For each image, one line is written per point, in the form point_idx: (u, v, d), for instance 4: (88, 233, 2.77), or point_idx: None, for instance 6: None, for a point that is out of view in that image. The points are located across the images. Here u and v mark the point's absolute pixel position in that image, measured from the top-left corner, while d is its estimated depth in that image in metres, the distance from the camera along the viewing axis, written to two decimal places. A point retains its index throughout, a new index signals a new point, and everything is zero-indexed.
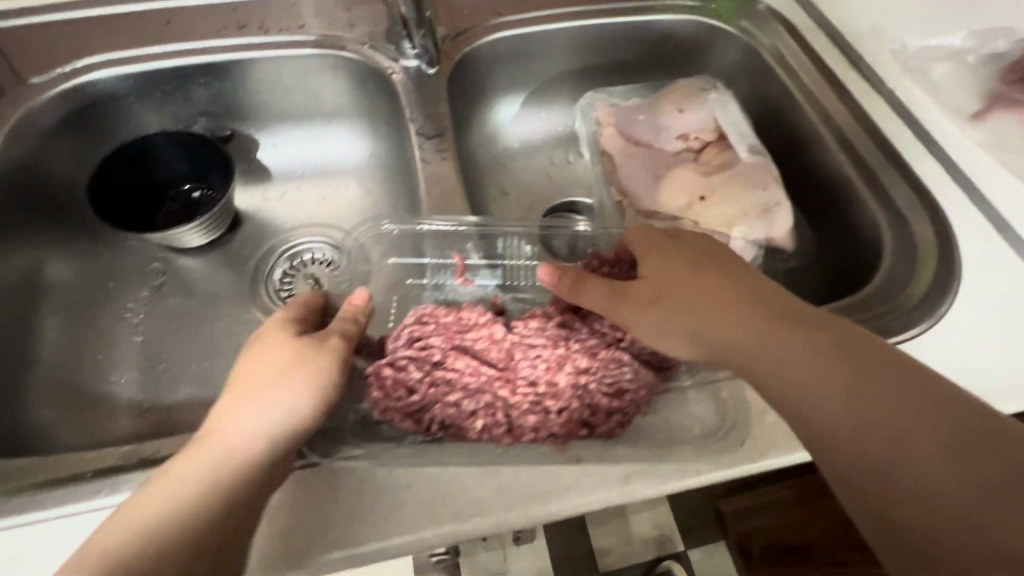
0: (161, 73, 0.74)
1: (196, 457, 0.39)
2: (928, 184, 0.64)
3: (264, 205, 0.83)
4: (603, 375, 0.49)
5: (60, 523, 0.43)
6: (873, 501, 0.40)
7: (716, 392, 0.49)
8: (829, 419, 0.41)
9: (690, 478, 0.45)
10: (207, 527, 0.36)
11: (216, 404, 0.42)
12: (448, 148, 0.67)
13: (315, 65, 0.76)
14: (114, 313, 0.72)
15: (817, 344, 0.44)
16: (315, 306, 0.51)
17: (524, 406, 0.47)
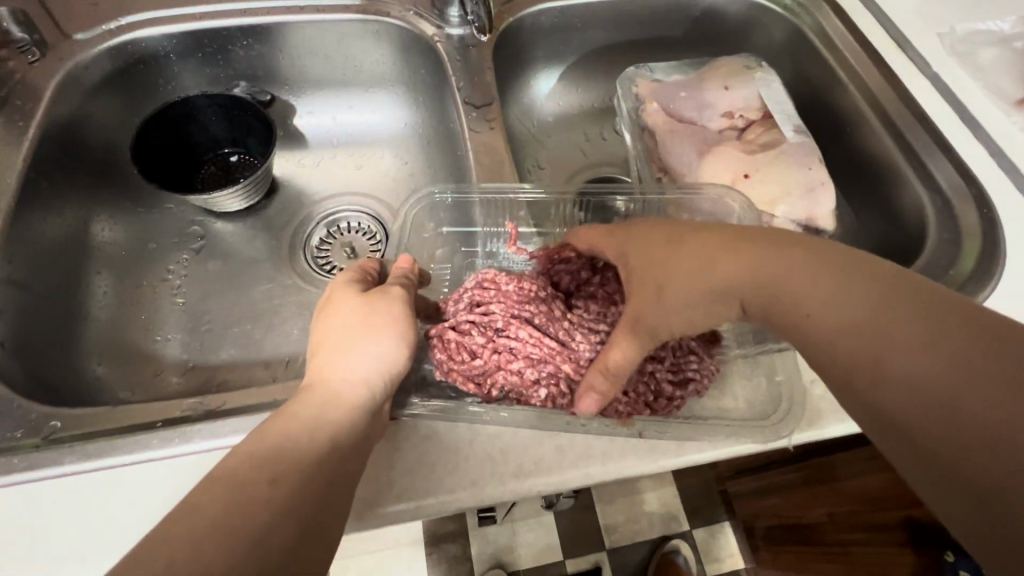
0: (203, 33, 0.73)
1: (299, 406, 0.40)
2: (975, 168, 0.64)
3: (301, 171, 0.83)
4: (671, 363, 0.49)
5: (125, 471, 0.43)
6: (873, 413, 0.39)
7: (769, 372, 0.51)
8: (839, 359, 0.41)
9: (743, 443, 0.47)
10: (318, 472, 0.37)
11: (312, 364, 0.44)
12: (496, 118, 0.67)
13: (356, 29, 0.75)
14: (156, 274, 0.73)
15: (838, 291, 0.42)
16: (373, 270, 0.52)
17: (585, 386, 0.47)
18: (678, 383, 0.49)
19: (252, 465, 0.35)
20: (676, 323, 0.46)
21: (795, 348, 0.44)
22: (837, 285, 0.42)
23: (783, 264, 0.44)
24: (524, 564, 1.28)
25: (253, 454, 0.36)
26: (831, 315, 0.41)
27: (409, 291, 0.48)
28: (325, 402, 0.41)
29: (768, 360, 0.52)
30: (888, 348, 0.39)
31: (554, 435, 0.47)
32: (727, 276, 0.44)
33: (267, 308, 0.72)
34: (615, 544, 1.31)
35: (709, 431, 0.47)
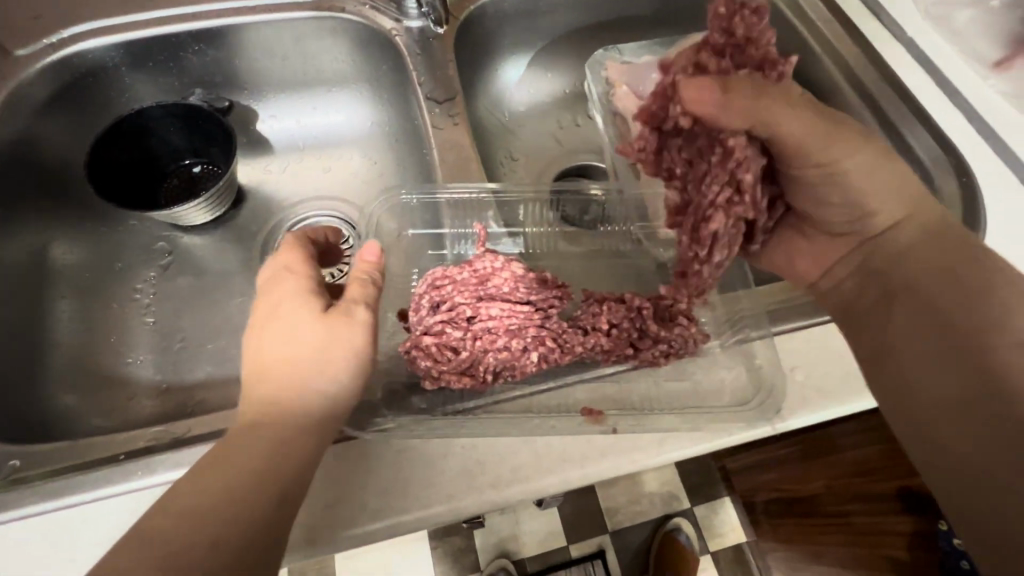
0: (151, 42, 0.70)
1: (244, 445, 0.40)
2: (951, 136, 0.63)
3: (267, 178, 0.81)
4: (733, 214, 0.43)
5: (93, 506, 0.42)
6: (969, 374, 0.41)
7: (747, 359, 0.50)
8: (949, 318, 0.43)
9: (722, 439, 0.46)
10: (263, 510, 0.38)
11: (255, 390, 0.43)
12: (460, 113, 0.65)
13: (313, 27, 0.72)
14: (123, 294, 0.71)
15: (963, 286, 0.44)
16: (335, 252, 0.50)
17: (697, 133, 0.43)
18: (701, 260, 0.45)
19: (199, 508, 0.36)
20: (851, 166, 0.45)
21: (904, 285, 0.47)
22: (964, 282, 0.44)
23: (918, 237, 0.47)
24: (529, 552, 1.28)
25: (193, 497, 0.37)
26: (956, 301, 0.43)
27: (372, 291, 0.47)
28: (273, 433, 0.40)
29: (745, 348, 0.50)
30: (1004, 346, 0.41)
31: (531, 441, 0.45)
32: (878, 197, 0.47)
33: (241, 324, 0.70)
34: (617, 526, 1.32)
35: (688, 429, 0.46)
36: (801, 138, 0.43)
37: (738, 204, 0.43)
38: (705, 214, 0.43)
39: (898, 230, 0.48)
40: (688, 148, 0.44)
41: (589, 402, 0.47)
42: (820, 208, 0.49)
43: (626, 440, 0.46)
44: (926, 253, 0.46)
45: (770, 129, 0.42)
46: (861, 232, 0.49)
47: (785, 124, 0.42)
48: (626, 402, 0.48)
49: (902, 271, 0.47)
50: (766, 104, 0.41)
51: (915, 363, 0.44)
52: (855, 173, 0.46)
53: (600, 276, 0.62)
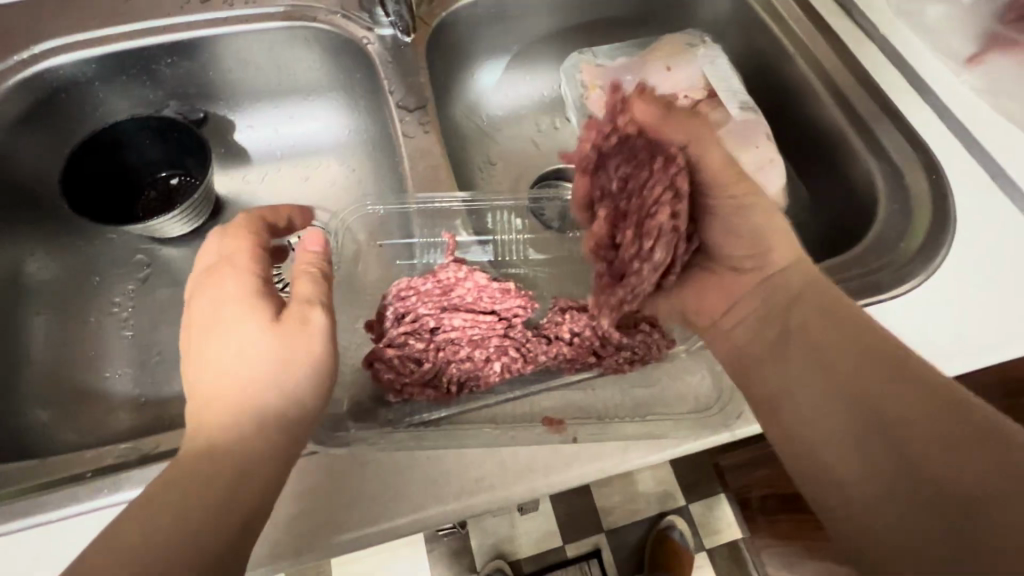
0: (122, 55, 0.70)
1: (201, 472, 0.39)
2: (921, 133, 0.63)
3: (245, 188, 0.81)
4: (673, 213, 0.47)
5: (61, 526, 0.43)
6: (852, 425, 0.41)
7: (710, 364, 0.53)
8: (832, 368, 0.43)
9: (685, 445, 0.47)
10: (222, 538, 0.38)
11: (207, 410, 0.42)
12: (431, 121, 0.65)
13: (285, 38, 0.72)
14: (100, 308, 0.71)
15: (850, 330, 0.44)
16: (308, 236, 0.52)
17: (639, 146, 0.47)
18: (642, 258, 0.48)
19: (171, 521, 0.37)
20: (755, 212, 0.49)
21: (792, 334, 0.47)
22: (853, 327, 0.44)
23: (804, 280, 0.48)
24: (525, 553, 1.29)
25: (154, 524, 0.37)
26: (837, 351, 0.44)
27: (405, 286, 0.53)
28: (231, 460, 0.40)
29: (709, 353, 0.53)
30: (881, 395, 0.41)
31: (497, 451, 0.46)
32: (765, 236, 0.50)
33: None
34: (612, 525, 1.32)
35: (651, 435, 0.47)
36: (720, 165, 0.48)
37: (677, 207, 0.47)
38: (649, 212, 0.47)
39: (785, 274, 0.49)
40: (627, 164, 0.47)
41: (550, 412, 0.49)
42: (723, 238, 0.52)
43: (589, 448, 0.46)
44: (817, 294, 0.47)
45: (700, 146, 0.47)
46: (758, 270, 0.51)
47: (710, 147, 0.47)
48: (588, 410, 0.50)
49: (796, 314, 0.47)
50: (696, 126, 0.47)
51: (805, 410, 0.44)
52: (761, 212, 0.50)
53: (576, 281, 0.62)
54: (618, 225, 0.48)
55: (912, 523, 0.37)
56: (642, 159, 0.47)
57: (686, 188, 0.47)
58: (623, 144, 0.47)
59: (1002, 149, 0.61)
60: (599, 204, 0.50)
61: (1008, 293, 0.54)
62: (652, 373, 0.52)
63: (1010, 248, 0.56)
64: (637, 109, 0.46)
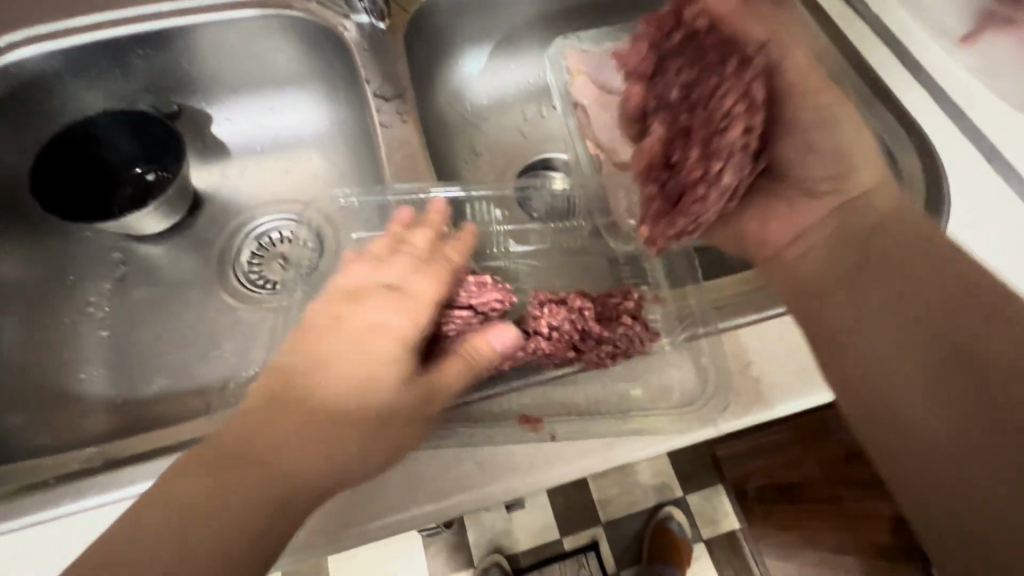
0: (91, 47, 0.68)
1: (246, 482, 0.40)
2: (914, 114, 0.61)
3: (224, 183, 0.79)
4: (745, 124, 0.46)
5: (55, 525, 0.45)
6: (932, 369, 0.41)
7: (694, 354, 0.51)
8: (915, 309, 0.42)
9: (663, 441, 0.48)
10: (250, 547, 0.39)
11: (270, 428, 0.42)
12: (409, 110, 0.64)
13: (260, 26, 0.70)
14: (76, 309, 0.69)
15: (931, 268, 0.43)
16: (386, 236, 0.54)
17: (707, 46, 0.47)
18: (709, 180, 0.48)
19: (200, 507, 0.39)
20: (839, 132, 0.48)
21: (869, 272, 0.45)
22: (935, 266, 0.43)
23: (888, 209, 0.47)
24: (524, 546, 1.28)
25: (187, 521, 0.38)
26: (921, 291, 0.42)
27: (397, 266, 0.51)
28: (279, 477, 0.41)
29: (695, 344, 0.51)
30: (969, 340, 0.40)
31: (474, 450, 0.47)
32: (851, 149, 0.48)
33: (197, 336, 0.69)
34: (610, 517, 1.31)
35: (628, 432, 0.47)
36: (801, 69, 0.47)
37: (751, 120, 0.46)
38: (725, 121, 0.46)
39: (868, 198, 0.48)
40: (691, 68, 0.47)
41: (527, 408, 0.49)
42: (800, 157, 0.49)
43: (564, 447, 0.47)
44: (901, 226, 0.46)
45: (780, 47, 0.47)
46: (837, 193, 0.49)
47: (791, 49, 0.47)
48: (568, 407, 0.49)
49: (871, 250, 0.46)
50: (777, 25, 0.48)
51: (879, 351, 0.43)
52: (844, 131, 0.48)
53: (560, 273, 0.62)
54: (678, 137, 0.47)
55: (989, 469, 0.38)
56: (711, 63, 0.47)
57: (760, 98, 0.46)
58: (689, 48, 0.47)
59: (995, 130, 0.60)
60: (653, 116, 0.49)
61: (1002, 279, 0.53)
62: (635, 367, 0.51)
63: (1003, 232, 0.55)
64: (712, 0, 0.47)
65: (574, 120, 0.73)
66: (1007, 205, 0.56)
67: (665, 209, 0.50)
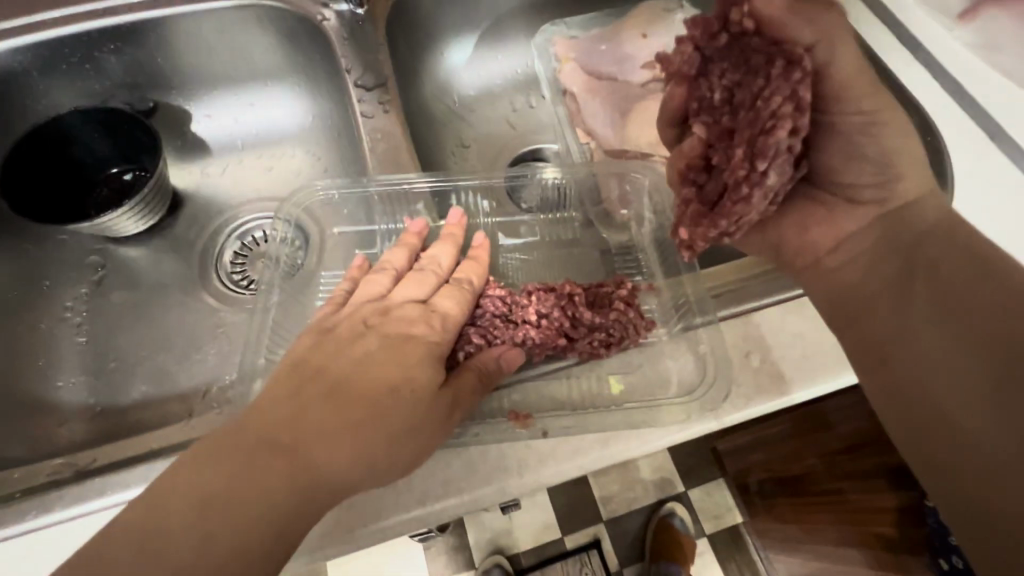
0: (61, 42, 0.65)
1: (260, 465, 0.37)
2: (913, 91, 0.59)
3: (206, 181, 0.76)
4: (791, 128, 0.38)
5: (23, 541, 0.42)
6: (979, 373, 0.37)
7: (692, 343, 0.49)
8: (963, 307, 0.39)
9: (663, 437, 0.45)
10: (242, 535, 0.35)
11: (297, 415, 0.40)
12: (391, 100, 0.62)
13: (236, 18, 0.68)
14: (52, 315, 0.67)
15: (983, 268, 0.40)
16: (404, 246, 0.55)
17: (754, 46, 0.39)
18: (752, 188, 0.40)
19: (218, 502, 0.36)
20: (889, 142, 0.44)
21: (914, 273, 0.42)
22: (993, 270, 0.39)
23: (937, 214, 0.44)
24: (524, 546, 1.26)
25: (193, 488, 0.36)
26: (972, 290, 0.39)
27: (414, 281, 0.52)
28: (298, 469, 0.38)
29: (692, 334, 0.49)
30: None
31: (464, 451, 0.45)
32: (899, 157, 0.44)
33: (179, 338, 0.67)
34: (612, 514, 1.30)
35: (627, 427, 0.45)
36: (853, 71, 0.40)
37: (798, 122, 0.38)
38: (768, 128, 0.38)
39: (917, 206, 0.44)
40: (733, 69, 0.40)
41: (517, 405, 0.47)
42: (844, 162, 0.45)
43: (558, 445, 0.45)
44: (949, 232, 0.42)
45: (832, 47, 0.39)
46: (882, 202, 0.46)
47: (843, 50, 0.40)
48: (563, 402, 0.47)
49: (919, 254, 0.42)
50: (829, 19, 0.39)
51: (920, 348, 0.40)
52: (893, 139, 0.44)
53: (552, 265, 0.60)
54: (721, 140, 0.41)
55: None
56: (756, 64, 0.39)
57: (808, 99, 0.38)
58: (732, 44, 0.40)
59: (996, 106, 0.58)
60: (693, 116, 0.42)
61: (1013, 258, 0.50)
62: (630, 359, 0.49)
63: (1009, 210, 0.53)
64: None
65: (563, 109, 0.70)
66: (1010, 184, 0.54)
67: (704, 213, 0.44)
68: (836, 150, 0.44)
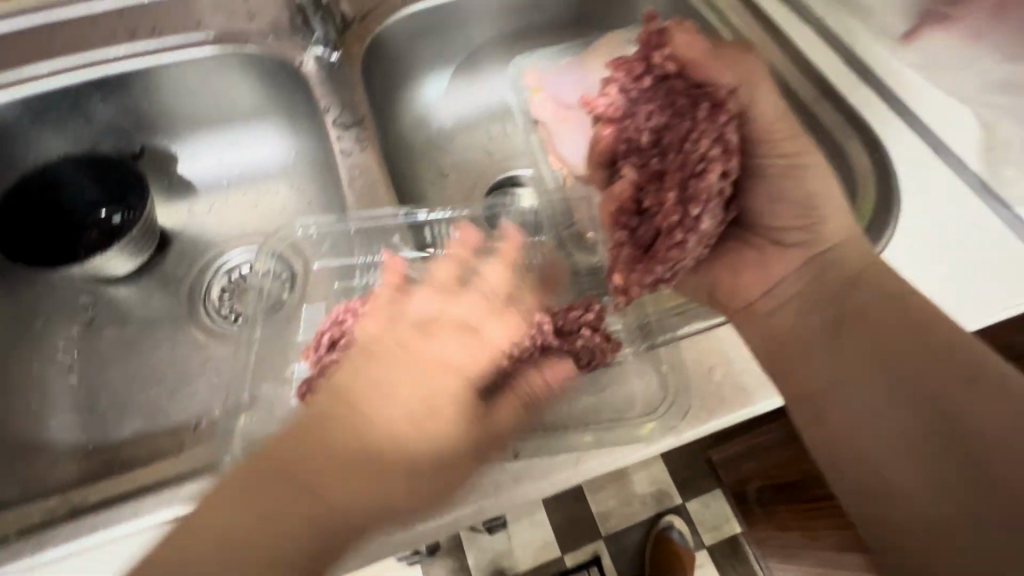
0: (50, 93, 0.68)
1: (261, 499, 0.40)
2: (861, 111, 0.62)
3: (192, 219, 0.79)
4: (717, 168, 0.48)
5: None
6: (899, 419, 0.43)
7: (655, 362, 0.51)
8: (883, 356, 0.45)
9: (631, 453, 0.47)
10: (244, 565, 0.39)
11: (309, 443, 0.41)
12: (368, 137, 0.65)
13: (219, 64, 0.71)
14: (44, 355, 0.68)
15: (902, 315, 0.45)
16: (452, 260, 0.49)
17: (677, 90, 0.49)
18: (683, 221, 0.50)
19: (227, 531, 0.39)
20: (820, 189, 0.50)
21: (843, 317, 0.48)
22: (910, 313, 0.45)
23: (859, 260, 0.49)
24: (525, 566, 1.26)
25: (199, 523, 0.39)
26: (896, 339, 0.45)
27: (461, 296, 0.46)
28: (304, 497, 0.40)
29: (654, 352, 0.51)
30: (942, 394, 0.42)
31: None
32: (823, 201, 0.50)
33: (169, 374, 0.68)
34: (611, 530, 1.30)
35: (595, 444, 0.47)
36: (772, 119, 0.48)
37: (728, 163, 0.49)
38: (698, 167, 0.49)
39: (838, 249, 0.50)
40: (659, 114, 0.49)
41: None
42: (770, 206, 0.52)
43: (529, 465, 0.47)
44: (872, 277, 0.48)
45: (753, 92, 0.47)
46: (809, 245, 0.51)
47: (761, 98, 0.47)
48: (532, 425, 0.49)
49: (848, 298, 0.48)
50: (749, 68, 0.47)
51: (850, 391, 0.46)
52: (816, 182, 0.50)
53: None
54: (652, 182, 0.50)
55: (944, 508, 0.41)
56: (682, 107, 0.49)
57: (733, 144, 0.49)
58: (657, 90, 0.50)
59: (940, 121, 0.61)
60: (623, 161, 0.51)
61: (960, 265, 0.53)
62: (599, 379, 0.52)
63: (955, 219, 0.56)
64: (679, 44, 0.48)
65: (539, 137, 0.74)
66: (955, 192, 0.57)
67: (638, 257, 0.52)
68: (765, 191, 0.51)
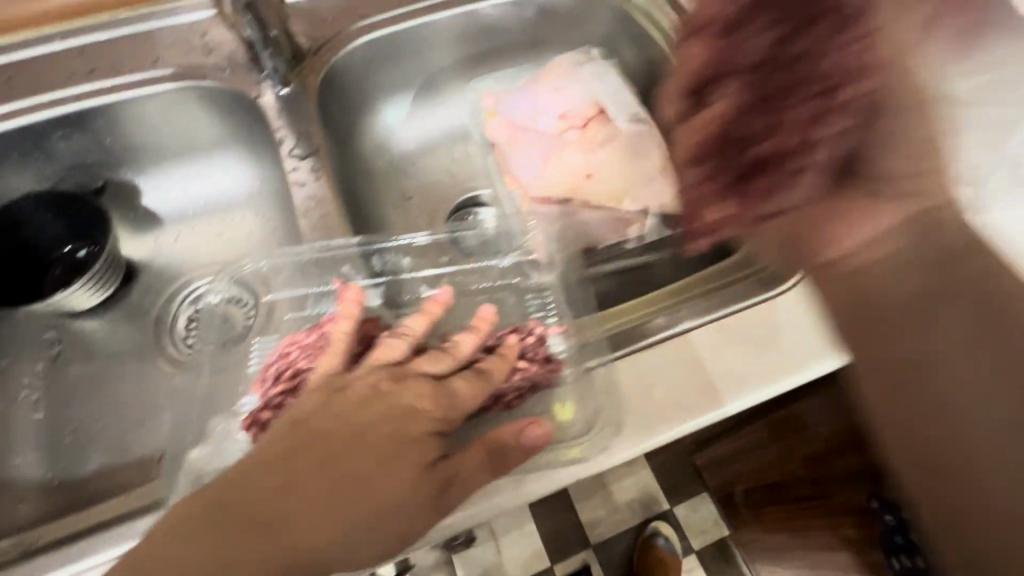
0: (10, 133, 0.69)
1: (219, 527, 0.45)
2: None
3: (157, 250, 0.80)
4: (823, 92, 0.42)
5: None
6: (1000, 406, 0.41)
7: (591, 386, 0.53)
8: (1000, 336, 0.42)
9: (566, 472, 0.49)
10: None
11: (274, 479, 0.47)
12: (322, 167, 0.66)
13: (177, 98, 0.72)
14: (10, 393, 0.69)
15: (999, 297, 0.43)
16: (425, 314, 0.57)
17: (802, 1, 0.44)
18: (777, 144, 0.44)
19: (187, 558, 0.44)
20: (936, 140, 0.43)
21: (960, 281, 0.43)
22: (1006, 296, 0.43)
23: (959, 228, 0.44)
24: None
25: (161, 544, 0.45)
26: (998, 323, 0.42)
27: (432, 358, 0.55)
28: (261, 528, 0.46)
29: (593, 375, 0.53)
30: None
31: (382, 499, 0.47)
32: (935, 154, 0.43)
33: (137, 408, 0.69)
34: (599, 539, 1.31)
35: (531, 465, 0.49)
36: (907, 47, 0.41)
37: (842, 88, 0.42)
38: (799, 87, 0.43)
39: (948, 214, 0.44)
40: (777, 28, 0.45)
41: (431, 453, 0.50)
42: (884, 154, 0.43)
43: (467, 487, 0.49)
44: (968, 249, 0.44)
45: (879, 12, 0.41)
46: (920, 198, 0.44)
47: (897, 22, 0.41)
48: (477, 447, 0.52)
49: (954, 265, 0.44)
50: None
51: (954, 367, 0.42)
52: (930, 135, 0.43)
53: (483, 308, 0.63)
54: (752, 106, 0.46)
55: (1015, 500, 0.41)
56: (799, 21, 0.44)
57: (858, 62, 0.41)
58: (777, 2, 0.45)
59: None
60: (722, 81, 0.48)
61: None
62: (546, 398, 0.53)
63: None
64: None
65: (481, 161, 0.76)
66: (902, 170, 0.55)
67: (727, 186, 0.48)
68: (883, 138, 0.42)
